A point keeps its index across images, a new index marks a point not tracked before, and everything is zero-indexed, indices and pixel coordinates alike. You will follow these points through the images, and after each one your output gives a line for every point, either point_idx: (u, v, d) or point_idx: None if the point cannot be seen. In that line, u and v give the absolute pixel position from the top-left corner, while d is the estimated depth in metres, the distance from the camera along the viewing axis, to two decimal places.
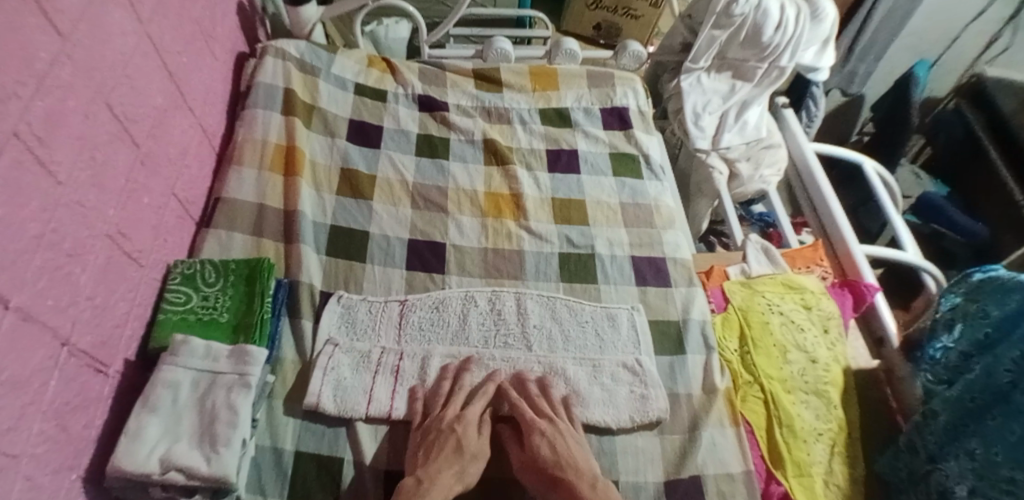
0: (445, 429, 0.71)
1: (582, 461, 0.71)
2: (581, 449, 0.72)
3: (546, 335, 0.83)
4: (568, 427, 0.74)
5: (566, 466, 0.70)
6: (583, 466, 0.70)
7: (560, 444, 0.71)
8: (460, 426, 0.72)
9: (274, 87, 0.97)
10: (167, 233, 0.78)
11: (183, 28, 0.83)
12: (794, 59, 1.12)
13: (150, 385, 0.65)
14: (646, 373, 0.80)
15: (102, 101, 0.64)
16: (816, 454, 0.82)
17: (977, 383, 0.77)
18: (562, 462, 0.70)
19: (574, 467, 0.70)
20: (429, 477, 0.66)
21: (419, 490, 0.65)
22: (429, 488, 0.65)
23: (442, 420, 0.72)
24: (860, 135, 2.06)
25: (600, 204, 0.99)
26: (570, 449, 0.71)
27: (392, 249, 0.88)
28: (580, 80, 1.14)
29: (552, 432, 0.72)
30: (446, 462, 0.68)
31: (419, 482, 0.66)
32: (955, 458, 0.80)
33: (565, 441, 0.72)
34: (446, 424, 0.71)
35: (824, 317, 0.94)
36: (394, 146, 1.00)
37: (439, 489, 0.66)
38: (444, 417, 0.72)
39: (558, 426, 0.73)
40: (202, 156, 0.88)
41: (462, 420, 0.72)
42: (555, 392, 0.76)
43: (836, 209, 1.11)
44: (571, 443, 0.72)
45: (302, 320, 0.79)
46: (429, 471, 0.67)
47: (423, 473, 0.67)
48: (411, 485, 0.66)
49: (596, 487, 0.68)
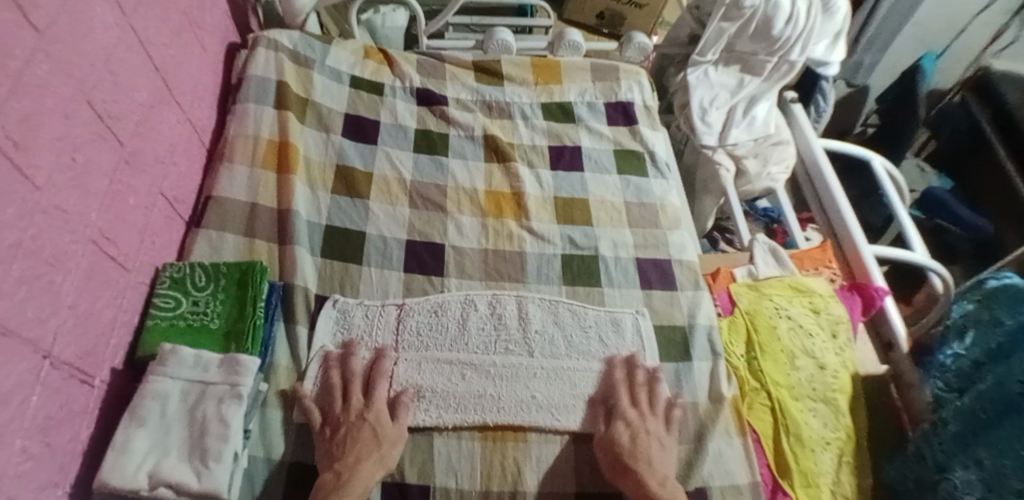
0: (355, 421, 0.69)
1: (657, 456, 0.71)
2: (658, 445, 0.72)
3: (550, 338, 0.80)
4: (655, 421, 0.74)
5: (631, 461, 0.70)
6: (655, 459, 0.70)
7: (641, 439, 0.71)
8: (372, 415, 0.70)
9: (267, 80, 0.94)
10: (155, 235, 0.74)
11: (170, 18, 0.79)
12: (805, 53, 1.09)
13: (137, 397, 0.62)
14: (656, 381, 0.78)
15: (83, 99, 0.60)
16: (823, 463, 0.80)
17: (987, 392, 0.76)
18: (634, 457, 0.70)
19: (647, 461, 0.70)
20: (349, 469, 0.65)
21: (338, 485, 0.64)
22: (350, 479, 0.64)
23: (350, 411, 0.70)
24: (864, 126, 2.00)
25: (604, 204, 0.96)
26: (646, 442, 0.71)
27: (389, 251, 0.85)
28: (583, 73, 1.10)
29: (637, 423, 0.73)
30: (365, 452, 0.66)
31: (338, 476, 0.64)
32: (962, 468, 0.77)
33: (647, 437, 0.72)
34: (354, 416, 0.69)
35: (832, 321, 0.92)
36: (391, 142, 0.96)
37: (359, 482, 0.64)
38: (350, 409, 0.70)
39: (648, 423, 0.73)
40: (191, 153, 0.84)
41: (373, 407, 0.70)
42: (655, 388, 0.77)
43: (845, 208, 1.08)
44: (651, 438, 0.72)
45: (296, 326, 0.76)
46: (348, 462, 0.66)
47: (342, 466, 0.65)
48: (330, 480, 0.64)
49: (665, 484, 0.69)
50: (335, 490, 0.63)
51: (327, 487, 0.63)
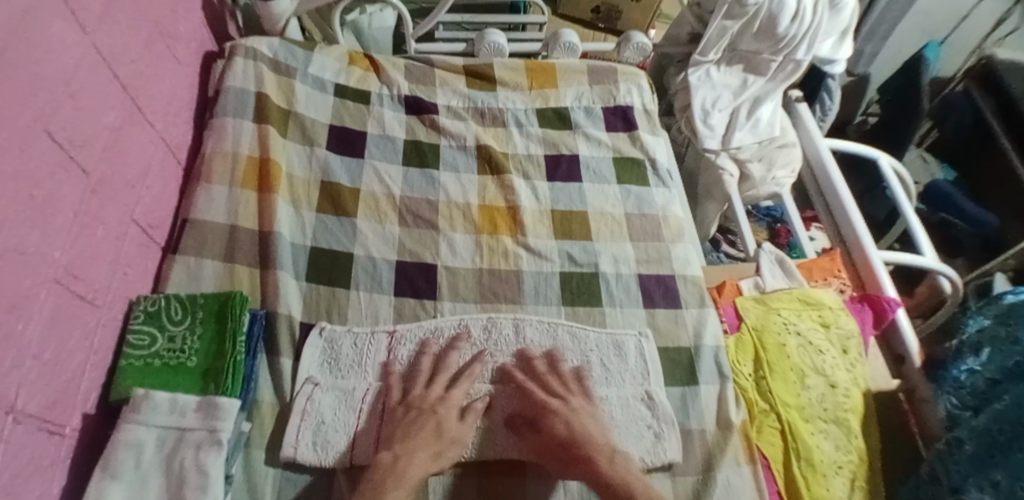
0: (426, 410, 0.68)
1: (594, 430, 0.68)
2: (595, 420, 0.69)
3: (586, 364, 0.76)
4: (580, 399, 0.71)
5: (575, 441, 0.66)
6: (596, 436, 0.67)
7: (574, 419, 0.68)
8: (444, 405, 0.69)
9: (246, 92, 0.89)
10: (128, 265, 0.70)
11: (139, 31, 0.74)
12: (811, 51, 1.03)
13: (109, 447, 0.58)
14: (659, 409, 0.74)
15: (42, 128, 0.56)
16: (835, 488, 0.77)
17: (1007, 413, 0.73)
18: (576, 437, 0.66)
19: (591, 439, 0.66)
20: (405, 454, 0.63)
21: (396, 467, 0.61)
22: (407, 464, 0.62)
23: (425, 401, 0.69)
24: (865, 115, 1.97)
25: (604, 216, 0.92)
26: (582, 420, 0.68)
27: (379, 273, 0.81)
28: (580, 76, 1.05)
29: (565, 411, 0.69)
30: (424, 442, 0.64)
31: (395, 458, 0.62)
32: (977, 489, 0.74)
33: (580, 416, 0.69)
34: (429, 404, 0.68)
35: (843, 336, 0.88)
36: (379, 155, 0.91)
37: (414, 470, 0.62)
38: (427, 397, 0.69)
39: (569, 402, 0.70)
40: (166, 173, 0.79)
41: (447, 402, 0.69)
42: (566, 366, 0.74)
43: (854, 214, 1.04)
44: (585, 415, 0.69)
45: (280, 358, 0.72)
46: (405, 448, 0.64)
47: (398, 450, 0.63)
48: (387, 461, 0.62)
49: (614, 459, 0.65)
50: (392, 473, 0.60)
51: (384, 469, 0.61)
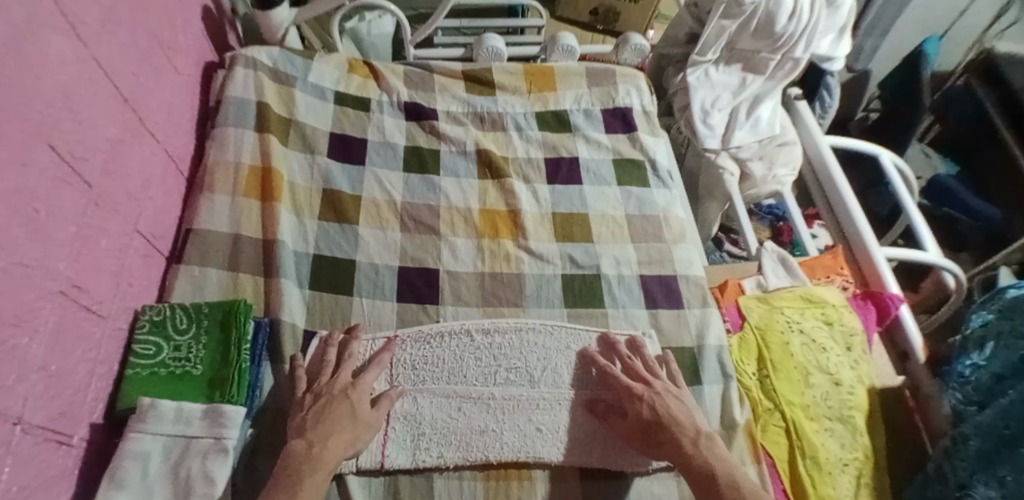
0: (337, 395, 0.68)
1: (678, 411, 0.69)
2: (678, 402, 0.71)
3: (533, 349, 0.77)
4: (665, 383, 0.73)
5: (665, 423, 0.68)
6: (679, 416, 0.69)
7: (659, 402, 0.70)
8: (354, 389, 0.69)
9: (246, 101, 0.90)
10: (132, 276, 0.71)
11: (139, 43, 0.75)
12: (810, 49, 1.04)
13: (115, 457, 0.58)
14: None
15: (43, 143, 0.56)
16: (841, 487, 0.77)
17: (1014, 410, 0.72)
18: (662, 420, 0.69)
19: (675, 421, 0.68)
20: (320, 440, 0.63)
21: (313, 455, 0.62)
22: (323, 449, 0.63)
23: (335, 386, 0.69)
24: (866, 111, 1.95)
25: (605, 218, 0.92)
26: (665, 403, 0.70)
27: (381, 279, 0.81)
28: (579, 79, 1.05)
29: (649, 395, 0.71)
30: (338, 427, 0.65)
31: (311, 447, 0.62)
32: (983, 485, 0.74)
33: (665, 400, 0.70)
34: (339, 389, 0.68)
35: (846, 334, 0.88)
36: (380, 162, 0.92)
37: (330, 455, 0.63)
38: (336, 383, 0.69)
39: (655, 387, 0.72)
40: (168, 184, 0.80)
41: (358, 387, 0.69)
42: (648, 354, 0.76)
43: (856, 212, 1.03)
44: (668, 398, 0.71)
45: (284, 365, 0.73)
46: (319, 433, 0.64)
47: (313, 437, 0.63)
48: (301, 449, 0.62)
49: (698, 442, 0.67)
50: (309, 461, 0.61)
51: (299, 457, 0.62)
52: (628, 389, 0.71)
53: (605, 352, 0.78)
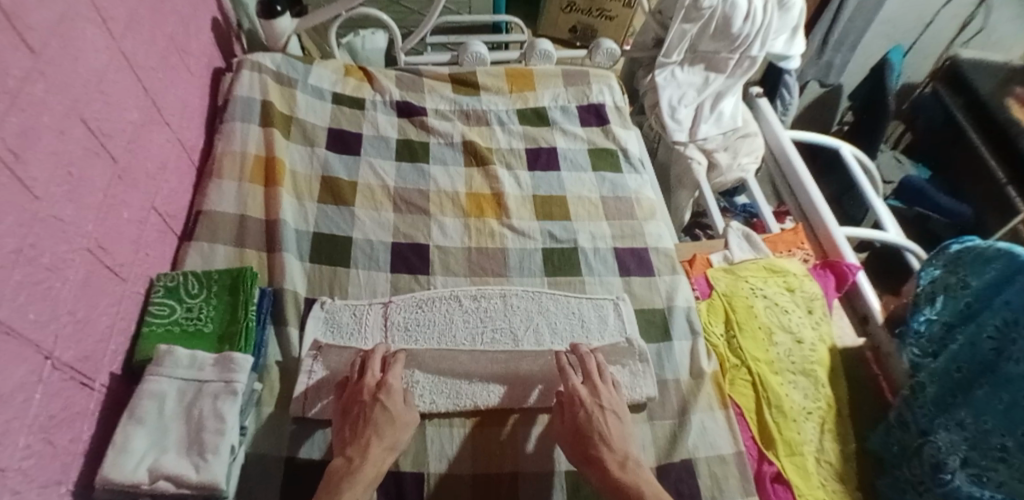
0: (368, 402, 0.69)
1: (613, 431, 0.70)
2: (616, 421, 0.71)
3: (529, 313, 0.84)
4: (610, 396, 0.74)
5: (595, 440, 0.69)
6: (613, 438, 0.69)
7: (598, 417, 0.71)
8: (384, 394, 0.70)
9: (252, 100, 0.98)
10: (148, 247, 0.78)
11: (157, 44, 0.83)
12: (765, 48, 1.14)
13: (135, 397, 0.65)
14: (639, 350, 0.81)
15: (77, 117, 0.64)
16: (806, 432, 0.83)
17: (961, 354, 0.79)
18: (592, 435, 0.69)
19: (606, 442, 0.69)
20: (359, 455, 0.66)
21: (351, 469, 0.64)
22: (362, 464, 0.65)
23: (363, 392, 0.70)
24: (841, 124, 2.09)
25: (581, 199, 1.00)
26: (602, 418, 0.71)
27: (376, 253, 0.89)
28: (556, 80, 1.15)
29: (590, 404, 0.72)
30: (376, 436, 0.67)
31: (350, 463, 0.65)
32: (944, 429, 0.80)
33: (603, 414, 0.71)
34: (370, 395, 0.70)
35: (808, 298, 0.95)
36: (374, 152, 1.00)
37: (370, 466, 0.65)
38: (365, 388, 0.71)
39: (601, 401, 0.73)
40: (180, 172, 0.88)
41: (388, 391, 0.70)
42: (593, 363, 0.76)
43: (814, 193, 1.13)
44: (607, 414, 0.71)
45: (287, 328, 0.79)
46: (359, 448, 0.66)
47: (353, 453, 0.66)
48: (342, 465, 0.65)
49: (626, 465, 0.67)
50: (347, 475, 0.64)
51: (340, 472, 0.64)
52: (572, 401, 0.73)
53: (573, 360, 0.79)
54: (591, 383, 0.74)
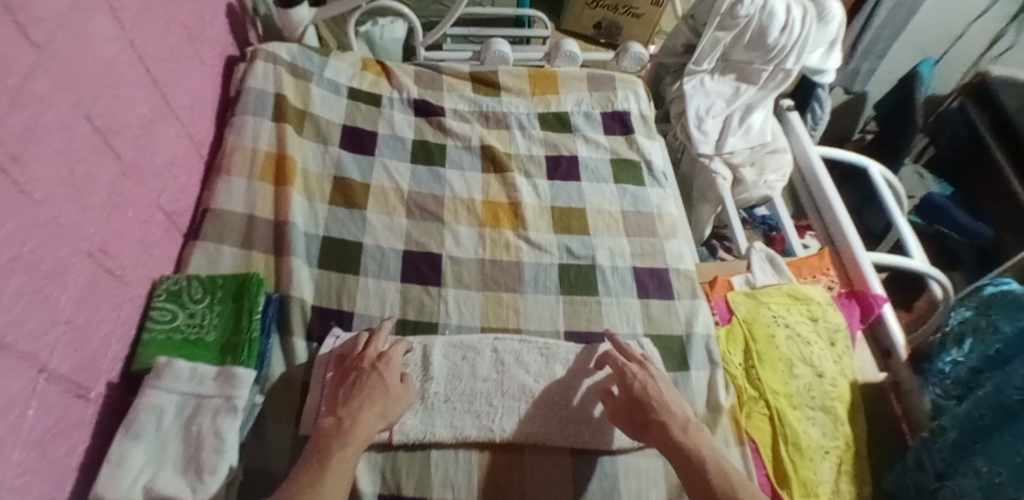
0: (366, 369, 0.70)
1: (668, 396, 0.71)
2: (669, 392, 0.73)
3: (546, 359, 0.78)
4: (657, 370, 0.75)
5: (653, 405, 0.70)
6: (669, 403, 0.71)
7: (651, 386, 0.72)
8: (382, 365, 0.71)
9: (265, 92, 0.94)
10: (152, 247, 0.75)
11: (169, 32, 0.80)
12: (800, 61, 1.09)
13: (133, 410, 0.62)
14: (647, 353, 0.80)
15: (83, 113, 0.61)
16: (823, 472, 0.80)
17: (985, 401, 0.72)
18: (649, 402, 0.70)
19: (665, 407, 0.70)
20: (351, 415, 0.65)
21: (341, 430, 0.64)
22: (352, 424, 0.64)
23: (362, 361, 0.71)
24: (863, 133, 1.99)
25: (600, 213, 0.96)
26: (656, 388, 0.72)
27: (387, 261, 0.85)
28: (580, 83, 1.11)
29: (642, 375, 0.73)
30: (367, 402, 0.67)
31: (340, 421, 0.65)
32: (962, 476, 0.75)
33: (653, 382, 0.73)
34: (368, 363, 0.71)
35: (830, 329, 0.91)
36: (389, 153, 0.97)
37: (359, 428, 0.64)
38: (365, 357, 0.72)
39: (650, 371, 0.74)
40: (189, 166, 0.85)
41: (387, 363, 0.71)
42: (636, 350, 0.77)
43: (842, 216, 1.08)
44: (659, 383, 0.73)
45: (293, 337, 0.76)
46: (349, 411, 0.66)
47: (343, 413, 0.66)
48: (332, 425, 0.64)
49: (688, 429, 0.68)
50: (337, 435, 0.63)
51: (329, 432, 0.63)
52: (622, 372, 0.73)
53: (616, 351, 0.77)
54: (639, 362, 0.75)
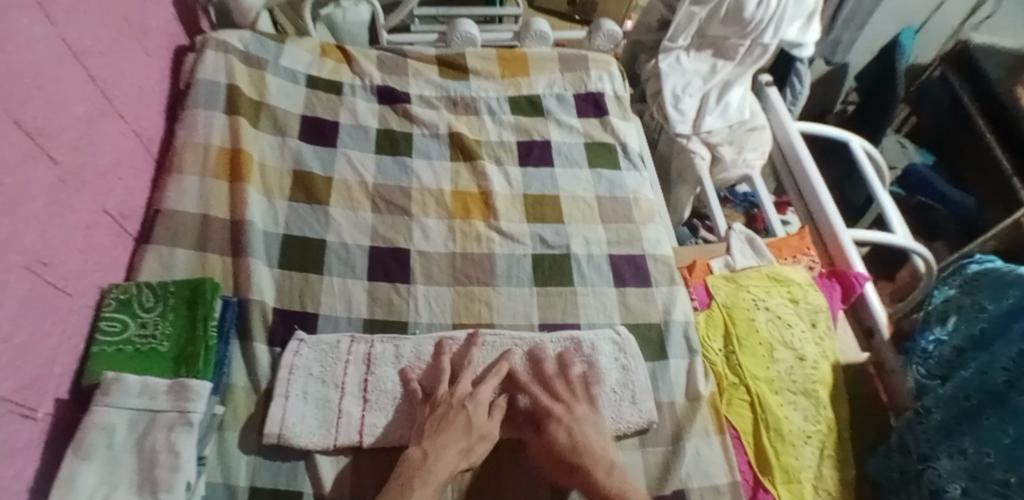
0: (454, 405, 0.68)
1: (596, 438, 0.68)
2: (598, 431, 0.69)
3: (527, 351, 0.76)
4: (585, 408, 0.71)
5: (576, 450, 0.67)
6: (597, 446, 0.67)
7: (577, 429, 0.68)
8: (472, 402, 0.69)
9: (217, 83, 0.89)
10: (99, 255, 0.71)
11: (107, 23, 0.74)
12: (778, 36, 1.05)
13: (81, 429, 0.59)
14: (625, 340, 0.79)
15: (10, 117, 0.56)
16: (804, 457, 0.78)
17: (972, 382, 0.70)
18: (578, 447, 0.67)
19: (590, 450, 0.67)
20: (435, 450, 0.64)
21: (425, 465, 0.62)
22: (436, 460, 0.63)
23: (452, 396, 0.69)
24: (844, 104, 1.92)
25: (575, 199, 0.93)
26: (584, 430, 0.68)
27: (352, 258, 0.82)
28: (551, 64, 1.06)
29: (567, 418, 0.69)
30: (454, 438, 0.65)
31: (424, 457, 0.63)
32: (947, 456, 0.72)
33: (581, 425, 0.69)
34: (458, 400, 0.69)
35: (811, 311, 0.90)
36: (352, 144, 0.92)
37: (442, 465, 0.63)
38: (454, 394, 0.69)
39: (574, 411, 0.70)
40: (137, 166, 0.80)
41: (475, 398, 0.69)
42: (575, 371, 0.74)
43: (823, 193, 1.05)
44: (588, 425, 0.69)
45: (253, 343, 0.73)
46: (434, 443, 0.65)
47: (430, 447, 0.64)
48: (417, 457, 0.63)
49: (613, 472, 0.65)
50: (420, 471, 0.62)
51: (415, 464, 0.62)
52: (544, 412, 0.69)
53: (531, 368, 0.75)
54: (568, 395, 0.72)
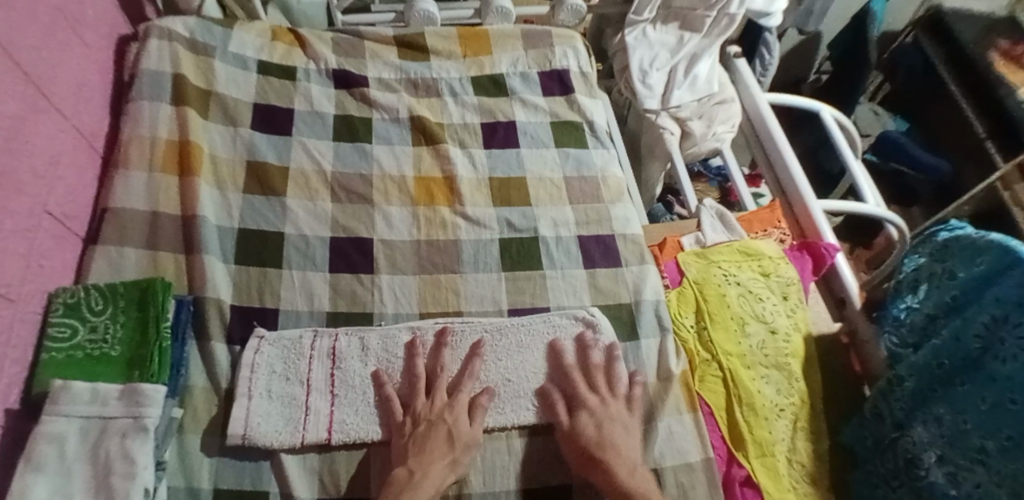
0: (435, 419, 0.67)
1: (621, 438, 0.68)
2: (626, 432, 0.69)
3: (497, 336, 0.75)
4: (618, 407, 0.72)
5: (593, 449, 0.67)
6: (622, 445, 0.68)
7: (607, 426, 0.69)
8: (451, 414, 0.68)
9: (162, 74, 0.86)
10: (43, 258, 0.67)
11: (38, 13, 0.70)
12: (744, 4, 1.04)
13: (29, 442, 0.57)
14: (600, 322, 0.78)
15: None
16: (777, 431, 0.78)
17: (943, 349, 0.68)
18: (602, 443, 0.67)
19: (614, 447, 0.67)
20: (421, 468, 0.63)
21: (412, 482, 0.62)
22: (423, 478, 0.62)
23: (432, 410, 0.68)
24: (818, 74, 1.91)
25: (542, 181, 0.91)
26: (613, 429, 0.69)
27: (312, 251, 0.79)
28: (514, 42, 1.03)
29: (599, 410, 0.70)
30: (437, 451, 0.65)
31: (411, 474, 0.63)
32: (923, 425, 0.72)
33: (611, 424, 0.69)
34: (437, 414, 0.68)
35: (783, 284, 0.89)
36: (308, 131, 0.89)
37: (430, 483, 0.62)
38: (434, 407, 0.69)
39: (609, 407, 0.71)
40: (79, 163, 0.77)
41: (455, 405, 0.69)
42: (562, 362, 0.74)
43: (793, 165, 1.04)
44: (615, 425, 0.69)
45: (212, 343, 0.71)
46: (421, 460, 0.64)
47: (415, 464, 0.64)
48: (403, 476, 0.62)
49: (635, 471, 0.66)
50: (407, 488, 0.61)
51: (401, 483, 0.62)
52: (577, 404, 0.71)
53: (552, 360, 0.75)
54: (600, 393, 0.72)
